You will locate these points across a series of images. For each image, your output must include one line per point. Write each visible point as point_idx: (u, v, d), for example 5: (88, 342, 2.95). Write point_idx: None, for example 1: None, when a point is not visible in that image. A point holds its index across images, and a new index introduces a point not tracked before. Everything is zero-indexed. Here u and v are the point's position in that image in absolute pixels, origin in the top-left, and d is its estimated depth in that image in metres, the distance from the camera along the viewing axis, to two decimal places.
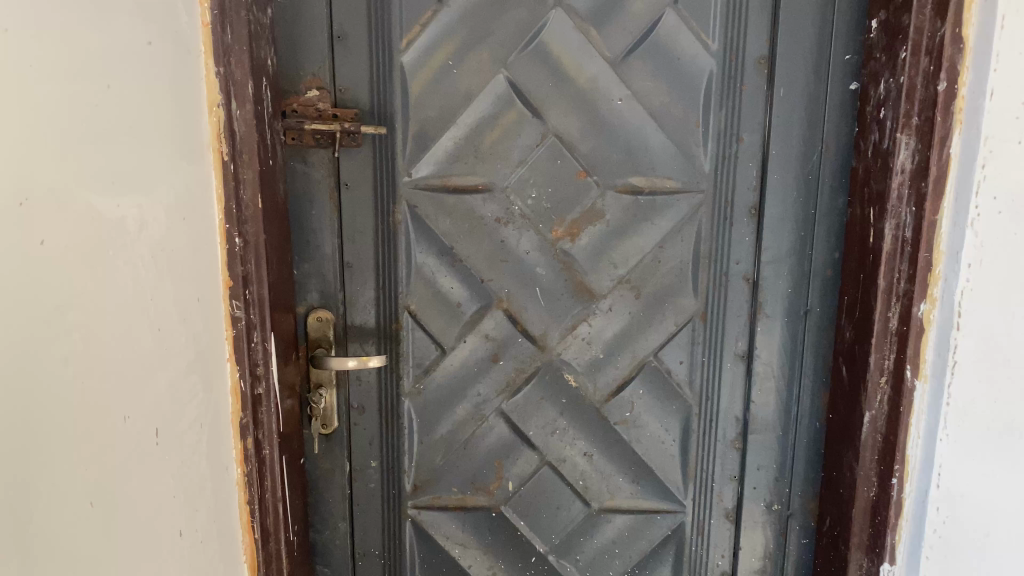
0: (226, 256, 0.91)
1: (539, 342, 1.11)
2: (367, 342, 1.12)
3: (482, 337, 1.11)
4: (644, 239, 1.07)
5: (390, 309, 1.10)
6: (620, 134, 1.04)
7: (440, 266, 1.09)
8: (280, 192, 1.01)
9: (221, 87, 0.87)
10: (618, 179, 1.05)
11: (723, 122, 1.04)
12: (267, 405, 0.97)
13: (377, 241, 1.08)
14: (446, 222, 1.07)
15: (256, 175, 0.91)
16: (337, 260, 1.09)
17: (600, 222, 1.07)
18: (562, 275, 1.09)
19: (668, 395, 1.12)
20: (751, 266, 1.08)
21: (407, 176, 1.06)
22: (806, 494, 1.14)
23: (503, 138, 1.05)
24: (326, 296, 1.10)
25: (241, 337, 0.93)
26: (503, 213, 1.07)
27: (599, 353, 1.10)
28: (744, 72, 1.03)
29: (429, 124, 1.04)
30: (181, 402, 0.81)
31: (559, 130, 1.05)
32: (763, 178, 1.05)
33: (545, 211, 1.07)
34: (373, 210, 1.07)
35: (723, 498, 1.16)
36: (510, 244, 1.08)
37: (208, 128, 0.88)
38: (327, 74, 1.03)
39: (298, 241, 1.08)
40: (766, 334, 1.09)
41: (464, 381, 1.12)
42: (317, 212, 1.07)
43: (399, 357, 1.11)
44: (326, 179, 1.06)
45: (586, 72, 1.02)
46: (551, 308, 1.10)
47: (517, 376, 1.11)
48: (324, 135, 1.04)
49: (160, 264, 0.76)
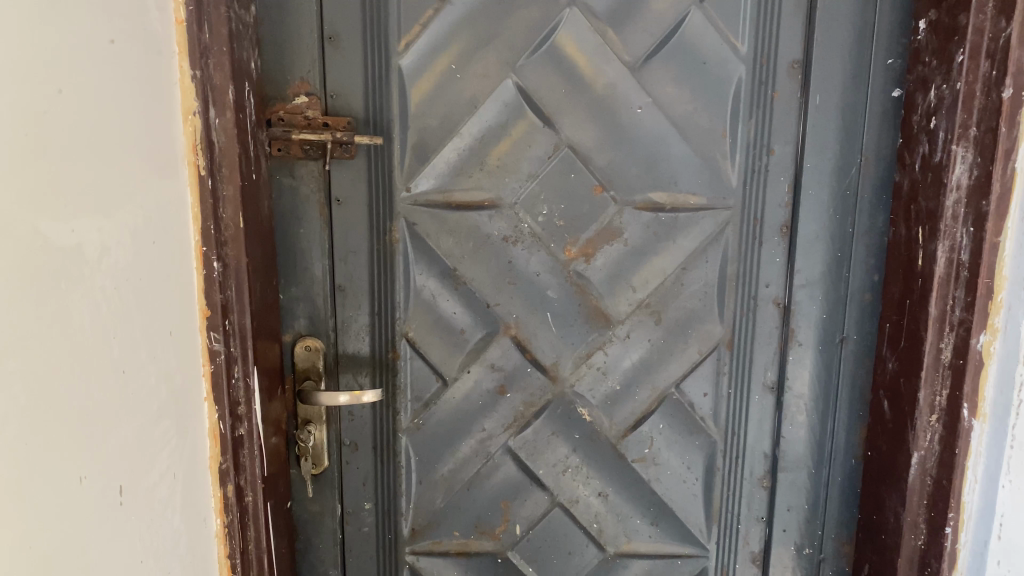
0: (203, 282, 0.81)
1: (550, 372, 1.01)
2: (360, 373, 1.02)
3: (487, 367, 1.01)
4: (665, 260, 0.98)
5: (386, 336, 1.01)
6: (641, 145, 0.95)
7: (442, 289, 0.99)
8: (264, 210, 0.91)
9: (198, 93, 0.77)
10: (637, 195, 0.96)
11: (753, 133, 0.95)
12: (250, 447, 0.87)
13: (372, 263, 0.99)
14: (449, 242, 0.98)
15: (238, 191, 0.81)
16: (328, 284, 0.99)
17: (617, 241, 0.98)
18: (576, 299, 0.99)
19: (691, 430, 1.03)
20: (782, 289, 0.99)
21: (406, 190, 0.96)
22: (840, 538, 1.05)
23: (511, 149, 0.95)
24: (315, 323, 1.00)
25: (220, 373, 0.83)
26: (511, 231, 0.97)
27: (615, 385, 1.01)
28: (776, 78, 0.94)
29: (430, 134, 0.95)
30: (150, 452, 0.71)
31: (573, 141, 0.95)
32: (795, 194, 0.96)
33: (557, 229, 0.97)
34: (368, 229, 0.97)
35: (749, 541, 1.07)
36: (519, 266, 0.98)
37: (183, 139, 0.77)
38: (316, 79, 0.93)
39: (284, 262, 0.98)
40: (798, 364, 1.00)
41: (468, 415, 1.02)
42: (306, 230, 0.97)
43: (396, 389, 1.02)
44: (316, 194, 0.96)
45: (603, 77, 0.93)
46: (564, 335, 1.00)
47: (527, 410, 1.02)
48: (314, 145, 0.94)
49: (127, 296, 0.66)
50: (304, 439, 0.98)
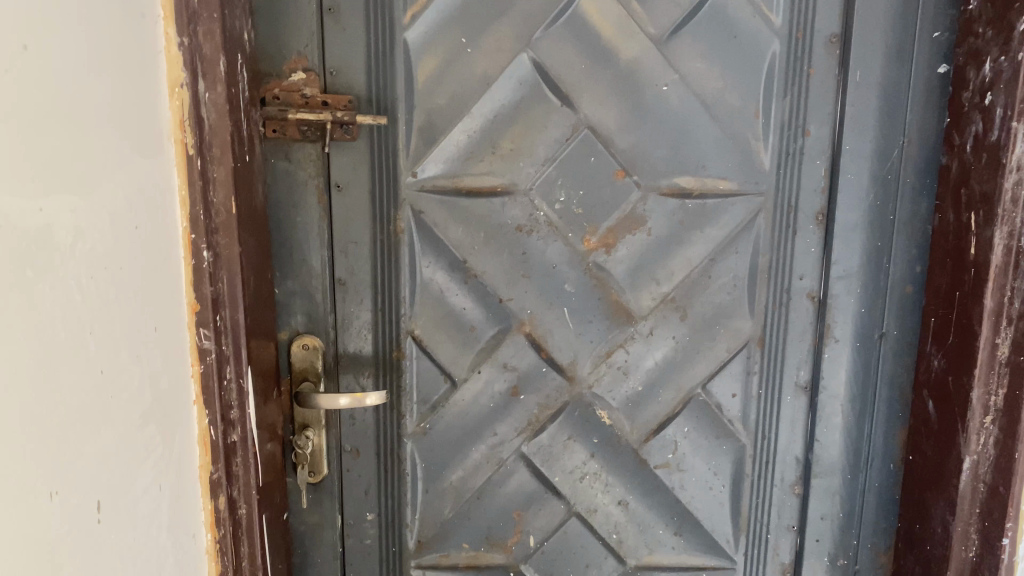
0: (192, 274, 0.73)
1: (567, 373, 0.94)
2: (362, 374, 0.94)
3: (499, 367, 0.94)
4: (692, 251, 0.91)
5: (390, 334, 0.93)
6: (666, 126, 0.88)
7: (450, 282, 0.92)
8: (258, 196, 0.83)
9: (186, 63, 0.69)
10: (662, 180, 0.89)
11: (787, 113, 0.88)
12: (244, 455, 0.79)
13: (376, 255, 0.91)
14: (458, 232, 0.90)
15: (230, 173, 0.73)
16: (327, 277, 0.91)
17: (641, 230, 0.91)
18: (594, 294, 0.92)
19: (718, 433, 0.96)
20: (817, 282, 0.92)
21: (412, 175, 0.89)
22: (877, 548, 0.98)
23: (526, 132, 0.88)
24: (314, 319, 0.92)
25: (211, 375, 0.75)
26: (526, 219, 0.90)
27: (637, 386, 0.94)
28: (812, 54, 0.87)
29: (439, 114, 0.87)
30: (133, 463, 0.63)
31: (594, 121, 0.88)
32: (832, 179, 0.90)
33: (576, 217, 0.90)
34: (371, 217, 0.90)
35: (779, 552, 1.00)
36: (534, 257, 0.91)
37: (169, 114, 0.70)
38: (315, 54, 0.86)
39: (279, 253, 0.90)
40: (833, 363, 0.93)
41: (479, 419, 0.95)
42: (304, 219, 0.89)
43: (401, 391, 0.94)
44: (314, 180, 0.89)
45: (626, 52, 0.86)
46: (582, 332, 0.93)
47: (542, 413, 0.95)
48: (312, 126, 0.86)
49: (105, 286, 0.58)
50: (302, 445, 0.91)
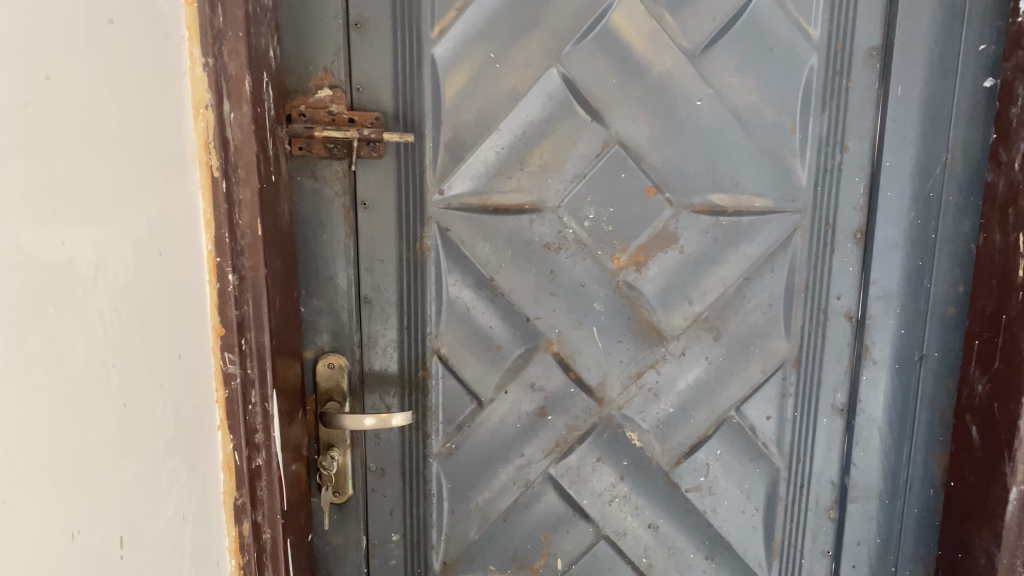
0: (217, 297, 0.72)
1: (595, 393, 0.92)
2: (388, 393, 0.93)
3: (526, 387, 0.92)
4: (725, 270, 0.89)
5: (415, 353, 0.92)
6: (700, 142, 0.86)
7: (477, 301, 0.90)
8: (285, 215, 0.82)
9: (211, 83, 0.68)
10: (695, 198, 0.87)
11: (825, 128, 0.86)
12: (268, 479, 0.78)
13: (401, 273, 0.90)
14: (486, 250, 0.89)
15: (255, 194, 0.72)
16: (353, 295, 0.90)
17: (673, 248, 0.88)
18: (625, 313, 0.90)
19: (752, 456, 0.93)
20: (855, 302, 0.89)
21: (439, 193, 0.87)
22: None
23: (556, 148, 0.86)
24: (339, 338, 0.91)
25: (235, 399, 0.74)
26: (554, 237, 0.88)
27: (668, 407, 0.92)
28: (851, 67, 0.84)
29: (466, 130, 0.86)
30: (155, 495, 0.62)
31: (625, 137, 0.86)
32: (871, 196, 0.87)
33: (606, 234, 0.88)
34: (397, 235, 0.89)
35: None
36: (562, 276, 0.89)
37: (193, 136, 0.69)
38: (341, 70, 0.84)
39: (304, 272, 0.89)
40: (871, 385, 0.91)
41: (506, 439, 0.93)
42: (329, 237, 0.88)
43: (427, 411, 0.93)
44: (340, 197, 0.87)
45: (659, 66, 0.84)
46: (611, 352, 0.91)
47: (570, 434, 0.93)
48: (339, 143, 0.85)
49: (128, 317, 0.57)
50: (328, 467, 0.90)
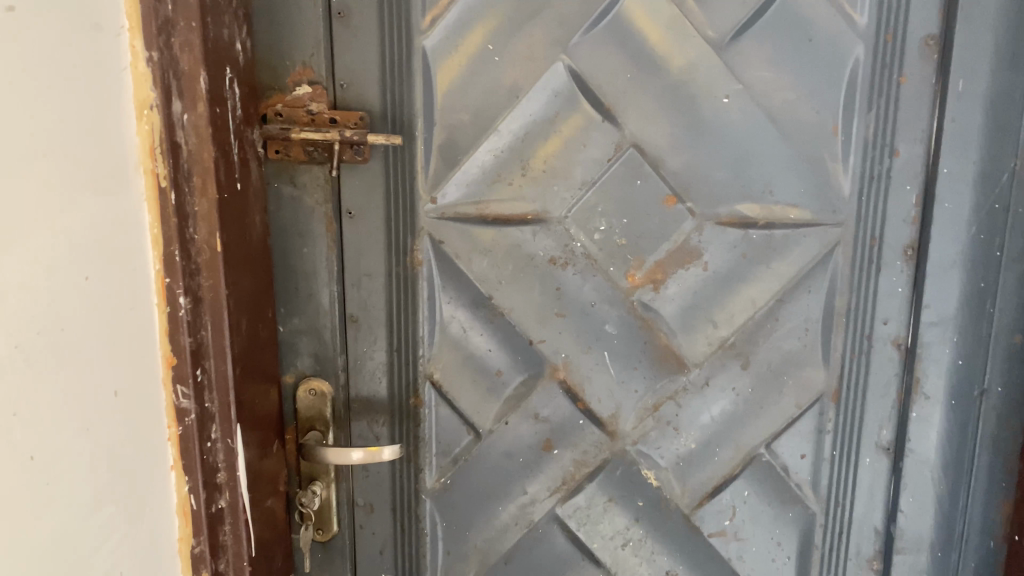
0: (168, 323, 0.64)
1: (607, 427, 0.82)
2: (376, 421, 0.84)
3: (529, 417, 0.82)
4: (755, 290, 0.78)
5: (406, 378, 0.83)
6: (727, 144, 0.75)
7: (474, 321, 0.81)
8: (258, 227, 0.74)
9: (156, 80, 0.59)
10: (722, 208, 0.77)
11: (873, 129, 0.75)
12: (232, 522, 0.71)
13: (391, 289, 0.81)
14: (484, 264, 0.79)
15: (212, 206, 0.64)
16: (338, 314, 0.81)
17: (695, 264, 0.78)
18: (640, 337, 0.80)
19: (784, 499, 0.83)
20: (905, 327, 0.78)
21: (431, 200, 0.78)
22: None
23: (562, 151, 0.77)
24: (322, 361, 0.82)
25: (191, 437, 0.66)
26: (560, 251, 0.78)
27: (689, 442, 0.82)
28: (904, 59, 0.73)
29: (462, 131, 0.76)
30: (80, 555, 0.54)
31: (641, 139, 0.76)
32: (925, 207, 0.75)
33: (618, 248, 0.78)
34: (386, 247, 0.80)
35: None
36: (570, 294, 0.79)
37: (136, 140, 0.60)
38: (322, 64, 0.75)
39: (283, 287, 0.80)
40: (922, 422, 0.80)
41: (507, 475, 0.84)
42: (310, 249, 0.79)
43: (419, 442, 0.84)
44: (322, 205, 0.78)
45: (680, 58, 0.74)
46: (624, 380, 0.81)
47: (578, 471, 0.83)
48: (319, 146, 0.76)
49: (40, 355, 0.49)
50: (306, 506, 0.81)
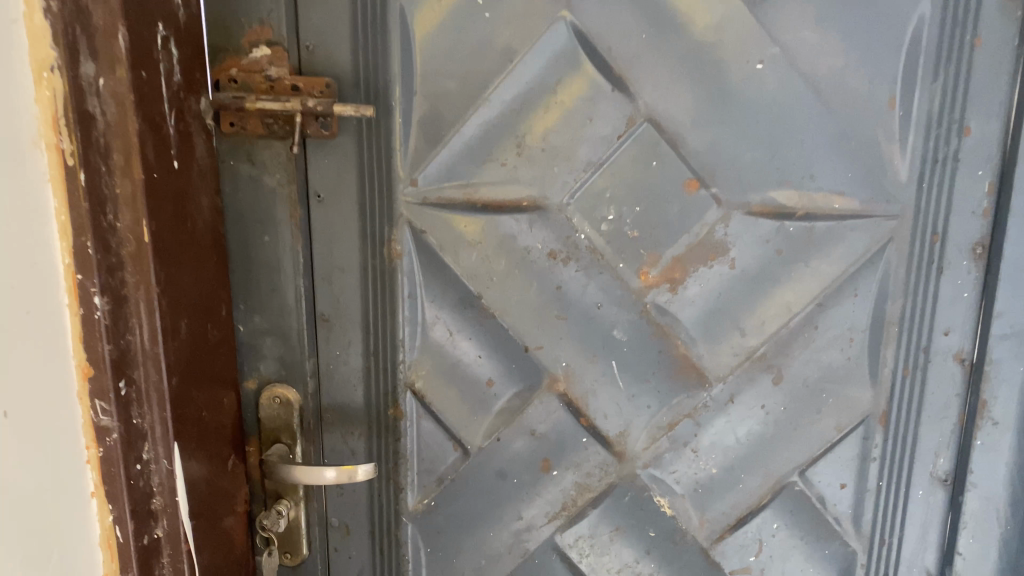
0: (81, 327, 0.54)
1: (614, 447, 0.71)
2: (351, 433, 0.74)
3: (525, 433, 0.72)
4: (790, 293, 0.66)
5: (384, 386, 0.72)
6: (760, 119, 0.63)
7: (462, 323, 0.70)
8: (207, 212, 0.64)
9: (56, 36, 0.49)
10: (753, 194, 0.65)
11: (938, 102, 0.62)
12: (170, 553, 0.61)
13: (365, 285, 0.70)
14: (472, 257, 0.68)
15: (136, 189, 0.54)
16: (305, 312, 0.71)
17: (720, 261, 0.66)
18: (652, 344, 0.68)
19: (820, 535, 0.71)
20: (969, 340, 0.66)
21: (411, 183, 0.67)
22: None
23: (563, 126, 0.65)
24: (289, 366, 0.72)
25: (113, 460, 0.56)
26: (559, 244, 0.67)
27: (709, 467, 0.70)
28: (979, 17, 0.60)
29: (446, 103, 0.65)
30: None
31: (657, 112, 0.64)
32: (999, 197, 0.63)
33: (629, 242, 0.67)
34: (362, 237, 0.69)
35: None
36: (571, 293, 0.68)
37: (32, 109, 0.50)
38: (283, 22, 0.64)
39: (242, 281, 0.70)
40: (988, 452, 0.67)
41: (498, 499, 0.73)
42: (273, 238, 0.69)
43: (399, 458, 0.74)
44: (285, 187, 0.68)
45: (705, 15, 0.61)
46: (634, 394, 0.70)
47: (580, 496, 0.72)
48: (279, 118, 0.65)
49: None
50: (267, 529, 0.71)
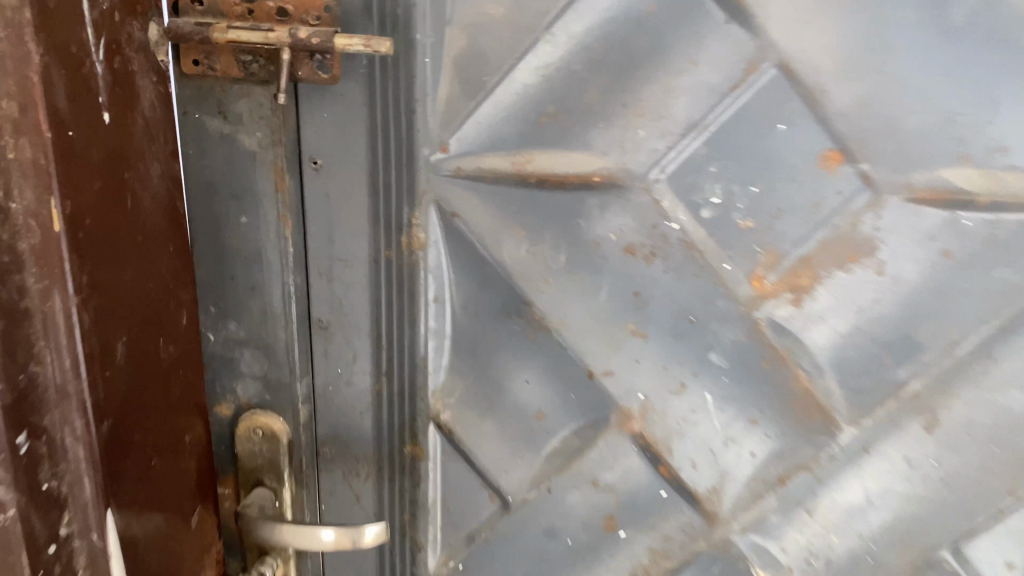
0: None
1: (702, 505, 0.54)
2: (357, 472, 0.58)
3: (584, 483, 0.54)
4: (963, 307, 0.46)
5: (400, 415, 0.56)
6: (944, 65, 0.43)
7: (505, 339, 0.53)
8: (156, 184, 0.46)
9: None
10: (915, 171, 0.45)
11: None
12: None
13: (376, 284, 0.53)
14: (521, 251, 0.51)
15: (42, 155, 0.34)
16: (295, 318, 0.53)
17: (865, 264, 0.47)
18: (762, 374, 0.51)
19: None
20: None
21: (440, 150, 0.49)
22: None
23: (652, 71, 0.47)
24: (274, 388, 0.55)
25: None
26: (642, 234, 0.49)
27: (829, 535, 0.52)
28: None
29: (488, 36, 0.47)
30: None
31: (791, 56, 0.45)
32: None
33: (739, 235, 0.48)
34: (373, 221, 0.51)
35: None
36: (653, 302, 0.51)
37: None
38: None
39: (213, 274, 0.53)
40: None
41: (549, 563, 0.57)
42: (252, 220, 0.51)
43: (418, 506, 0.58)
44: (269, 152, 0.50)
45: None
46: (733, 439, 0.52)
47: (655, 563, 0.56)
48: (257, 53, 0.47)
49: None
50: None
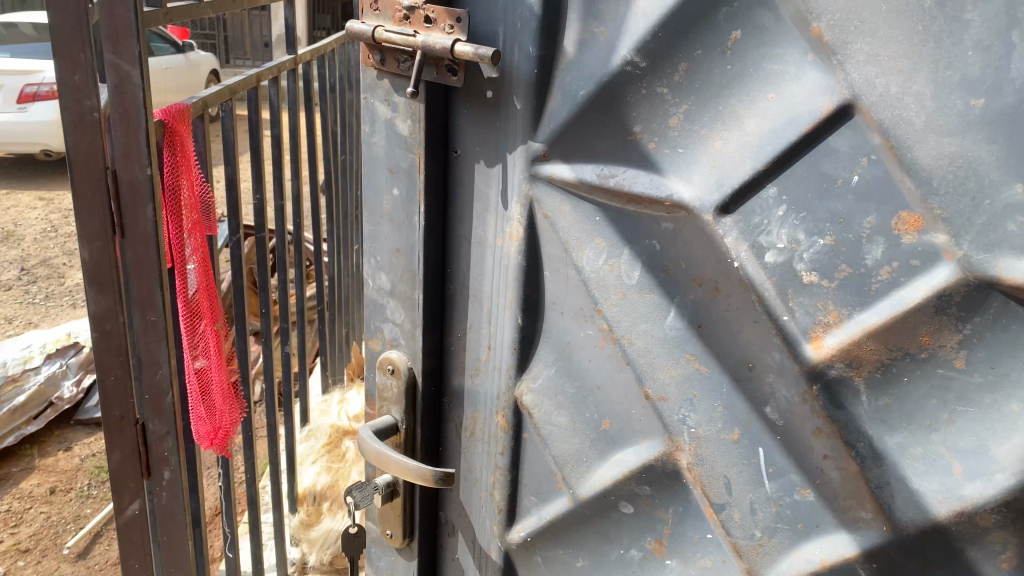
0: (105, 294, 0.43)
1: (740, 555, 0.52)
2: (462, 429, 0.65)
3: (635, 498, 0.56)
4: None
5: (493, 387, 0.61)
6: None
7: (582, 338, 0.55)
8: None
9: None
10: (1004, 268, 0.38)
11: None
12: None
13: (489, 265, 0.58)
14: (601, 263, 0.53)
15: None
16: (419, 281, 0.61)
17: (946, 354, 0.42)
18: (816, 449, 0.47)
19: None
20: None
21: (540, 153, 0.53)
22: None
23: (733, 102, 0.46)
24: (405, 338, 0.64)
25: None
26: (711, 265, 0.48)
27: None
28: None
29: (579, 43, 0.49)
30: None
31: (870, 99, 0.40)
32: None
33: (803, 289, 0.45)
34: (487, 206, 0.57)
35: None
36: (714, 334, 0.49)
37: None
38: None
39: (371, 231, 0.63)
40: None
41: (597, 561, 0.59)
42: (399, 191, 0.60)
43: (501, 475, 0.63)
44: (411, 134, 0.58)
45: None
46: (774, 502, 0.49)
47: None
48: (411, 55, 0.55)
49: None
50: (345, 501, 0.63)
